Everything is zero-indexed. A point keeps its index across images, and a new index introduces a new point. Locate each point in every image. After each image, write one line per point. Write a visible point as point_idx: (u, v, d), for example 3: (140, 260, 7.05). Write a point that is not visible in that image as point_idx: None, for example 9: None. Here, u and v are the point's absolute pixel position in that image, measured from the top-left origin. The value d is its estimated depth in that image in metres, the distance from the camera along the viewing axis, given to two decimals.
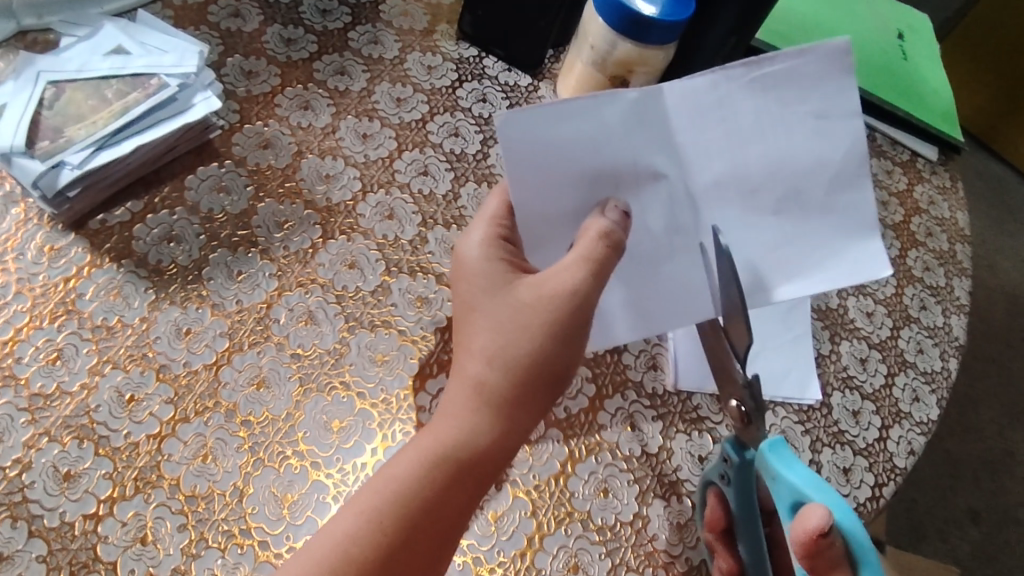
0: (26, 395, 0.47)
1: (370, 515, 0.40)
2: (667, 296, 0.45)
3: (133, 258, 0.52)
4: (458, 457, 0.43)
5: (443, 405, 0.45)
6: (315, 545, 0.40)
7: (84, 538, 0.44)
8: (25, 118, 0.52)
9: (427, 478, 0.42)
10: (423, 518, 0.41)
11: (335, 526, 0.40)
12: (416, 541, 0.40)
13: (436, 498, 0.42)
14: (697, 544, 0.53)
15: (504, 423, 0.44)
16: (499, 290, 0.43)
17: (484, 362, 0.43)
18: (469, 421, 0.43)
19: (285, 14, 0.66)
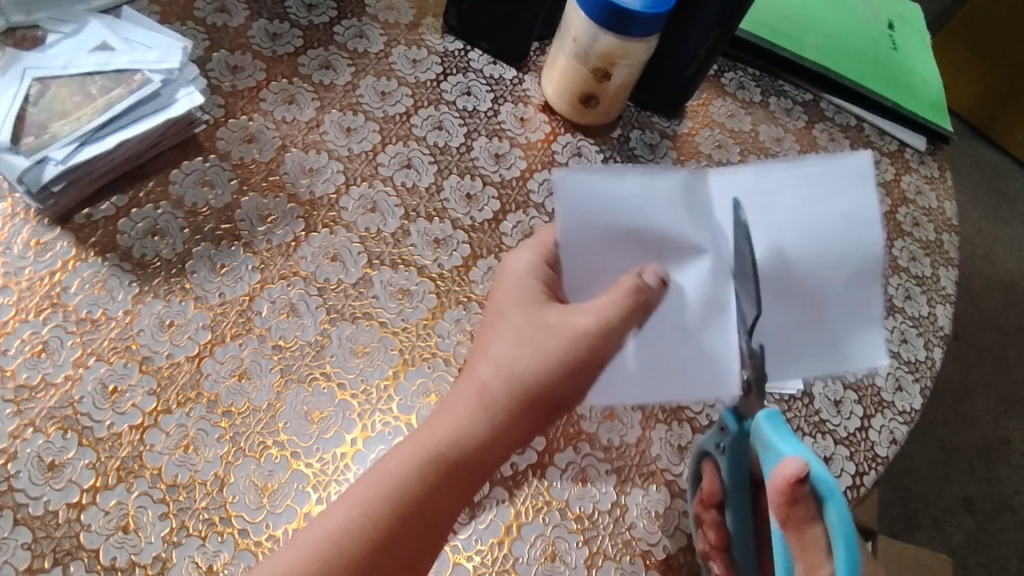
0: (12, 386, 0.48)
1: (363, 509, 0.41)
2: (688, 371, 0.43)
3: (117, 252, 0.53)
4: (454, 459, 0.43)
5: (446, 407, 0.45)
6: (307, 536, 0.41)
7: (68, 526, 0.44)
8: (11, 114, 0.53)
9: (419, 476, 0.42)
10: (414, 515, 0.42)
11: (326, 518, 0.41)
12: (403, 536, 0.41)
13: (429, 497, 0.42)
14: (675, 533, 0.54)
15: (504, 438, 0.44)
16: (528, 306, 0.45)
17: (495, 370, 0.44)
18: (466, 421, 0.44)
19: (270, 9, 0.66)
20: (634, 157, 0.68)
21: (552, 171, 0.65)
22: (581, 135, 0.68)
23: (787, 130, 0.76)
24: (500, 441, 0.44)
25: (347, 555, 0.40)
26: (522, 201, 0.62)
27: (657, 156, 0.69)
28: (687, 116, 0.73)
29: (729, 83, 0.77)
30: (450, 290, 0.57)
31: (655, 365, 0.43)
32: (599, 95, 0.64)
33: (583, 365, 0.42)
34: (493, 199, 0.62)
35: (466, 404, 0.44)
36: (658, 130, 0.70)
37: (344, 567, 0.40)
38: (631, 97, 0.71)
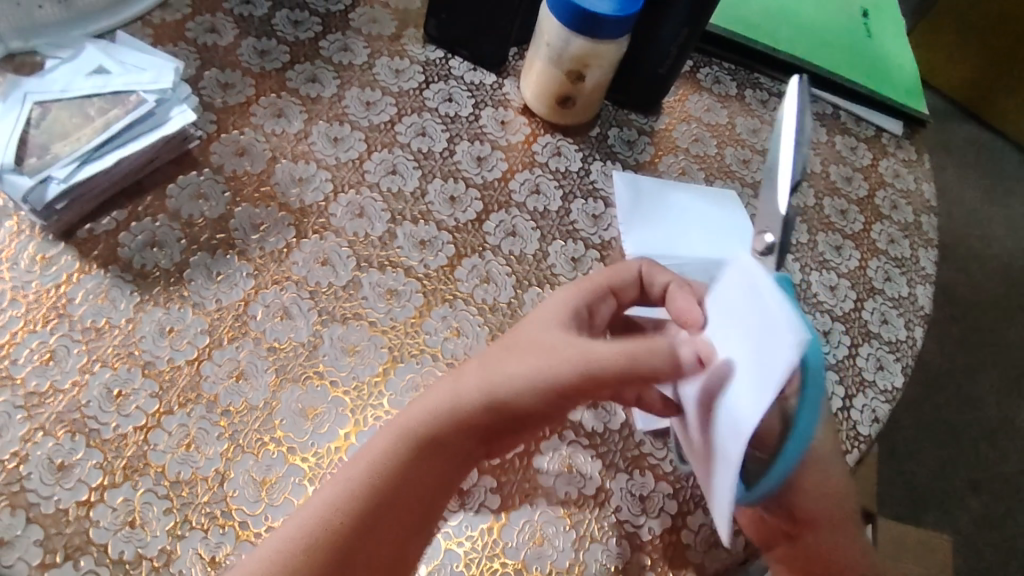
0: (22, 394, 0.50)
1: (341, 494, 0.44)
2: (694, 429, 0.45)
3: (119, 263, 0.56)
4: (427, 444, 0.45)
5: (428, 395, 0.48)
6: (291, 524, 0.44)
7: (78, 523, 0.47)
8: (14, 137, 0.56)
9: (400, 456, 0.45)
10: (387, 496, 0.44)
11: (312, 503, 0.45)
12: (377, 519, 0.43)
13: (403, 481, 0.44)
14: (659, 514, 0.56)
15: (482, 431, 0.46)
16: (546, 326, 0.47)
17: (488, 374, 0.46)
18: (449, 416, 0.45)
19: (258, 27, 0.69)
20: (613, 154, 0.70)
21: (533, 171, 0.67)
22: (561, 135, 0.70)
23: (764, 121, 0.78)
24: (471, 438, 0.46)
25: (326, 536, 0.43)
26: (504, 201, 0.65)
27: (635, 153, 0.71)
28: (665, 113, 0.75)
29: (705, 78, 0.79)
30: (436, 289, 0.59)
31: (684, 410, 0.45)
32: (576, 95, 0.67)
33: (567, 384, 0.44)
34: (476, 200, 0.64)
35: (447, 393, 0.46)
36: (636, 127, 0.73)
37: (332, 541, 0.42)
38: (608, 96, 0.73)
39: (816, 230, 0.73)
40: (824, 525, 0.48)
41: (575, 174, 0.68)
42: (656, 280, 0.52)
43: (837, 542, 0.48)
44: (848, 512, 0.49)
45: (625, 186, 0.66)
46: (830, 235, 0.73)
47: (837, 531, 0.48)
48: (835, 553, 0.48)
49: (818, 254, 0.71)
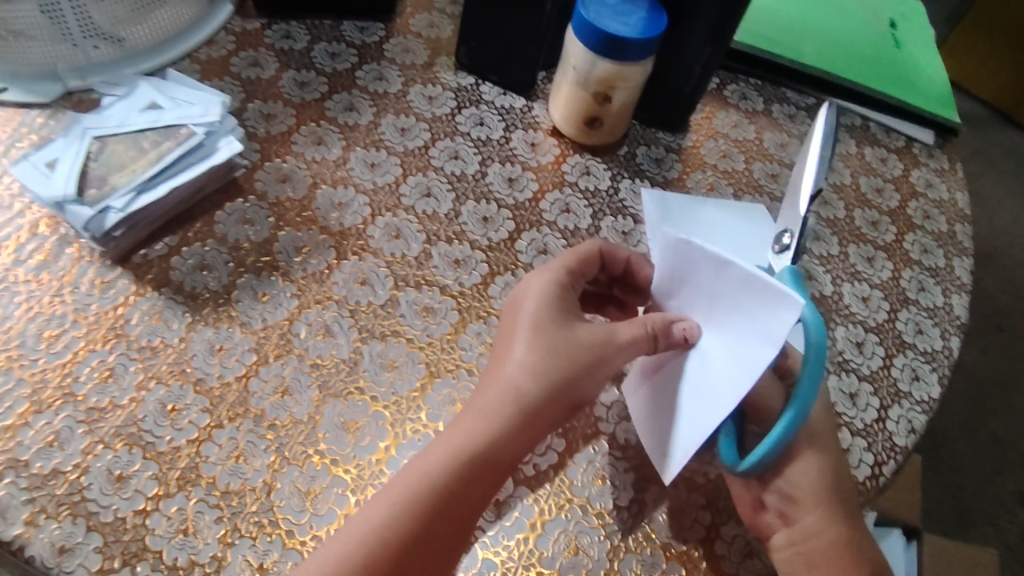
0: (83, 409, 0.53)
1: (402, 506, 0.46)
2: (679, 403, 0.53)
3: (171, 286, 0.59)
4: (488, 456, 0.48)
5: (472, 404, 0.51)
6: (347, 537, 0.45)
7: (134, 531, 0.49)
8: (75, 170, 0.60)
9: (455, 469, 0.47)
10: (452, 506, 0.46)
11: (367, 515, 0.46)
12: (442, 530, 0.46)
13: (464, 492, 0.47)
14: (692, 525, 0.56)
15: (532, 435, 0.50)
16: (558, 320, 0.52)
17: (528, 374, 0.50)
18: (499, 423, 0.49)
19: (298, 60, 0.73)
20: (641, 172, 0.72)
21: (563, 191, 0.69)
22: (589, 155, 0.72)
23: (791, 135, 0.79)
24: (520, 440, 0.49)
25: (392, 548, 0.44)
26: (535, 220, 0.67)
27: (663, 170, 0.73)
28: (692, 130, 0.76)
29: (731, 95, 0.81)
30: (471, 306, 0.62)
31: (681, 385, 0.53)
32: (603, 116, 0.69)
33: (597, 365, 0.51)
34: (508, 220, 0.67)
35: (501, 404, 0.49)
36: (663, 144, 0.74)
37: (389, 554, 0.44)
38: (635, 115, 0.75)
39: (846, 241, 0.73)
40: (816, 506, 0.54)
41: (604, 193, 0.70)
42: (615, 255, 0.59)
43: (828, 533, 0.53)
44: (839, 503, 0.55)
45: (654, 203, 0.67)
46: (861, 246, 0.73)
47: (827, 514, 0.54)
48: (824, 539, 0.53)
49: (849, 265, 0.72)
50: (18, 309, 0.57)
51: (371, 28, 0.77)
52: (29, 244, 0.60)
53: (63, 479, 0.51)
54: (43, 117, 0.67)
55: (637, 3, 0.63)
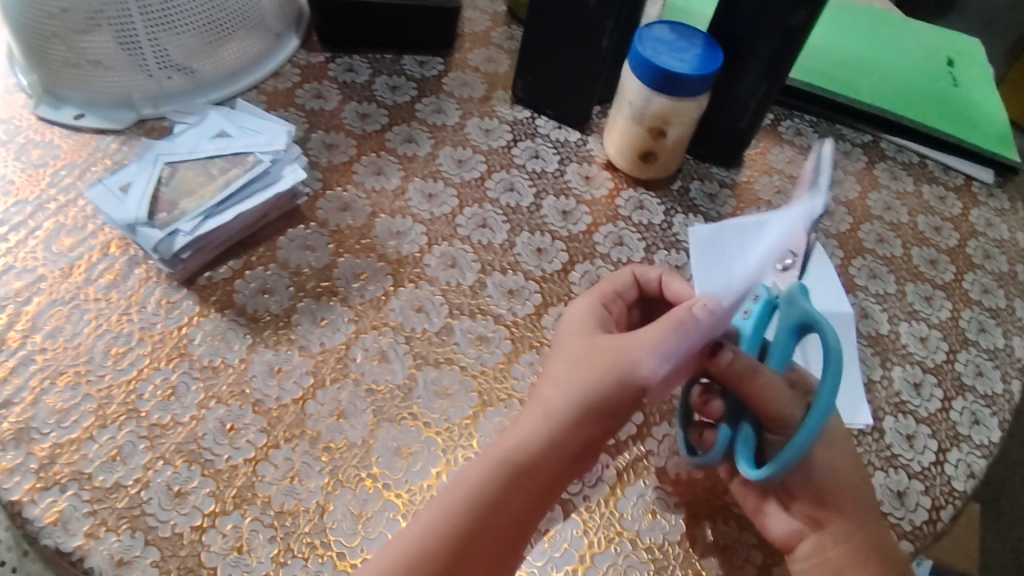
0: (146, 425, 0.55)
1: (444, 513, 0.48)
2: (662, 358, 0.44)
3: (234, 308, 0.61)
4: (524, 465, 0.49)
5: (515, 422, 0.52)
6: (394, 545, 0.47)
7: (191, 546, 0.50)
8: (147, 195, 0.63)
9: (492, 477, 0.48)
10: (490, 515, 0.47)
11: (412, 524, 0.48)
12: (485, 541, 0.47)
13: (503, 502, 0.48)
14: (744, 565, 0.55)
15: (572, 443, 0.50)
16: (586, 336, 0.54)
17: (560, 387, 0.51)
18: (535, 433, 0.50)
19: (360, 92, 0.75)
20: (695, 207, 0.72)
21: (616, 224, 0.70)
22: (643, 188, 0.73)
23: (848, 173, 0.80)
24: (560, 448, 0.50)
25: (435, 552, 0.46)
26: (588, 253, 0.67)
27: (717, 206, 0.73)
28: (746, 165, 0.77)
29: (786, 131, 0.81)
30: (524, 336, 0.62)
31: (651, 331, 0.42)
32: (657, 150, 0.69)
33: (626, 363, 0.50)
34: (562, 251, 0.67)
35: (536, 416, 0.51)
36: (717, 179, 0.75)
37: (428, 559, 0.46)
38: (689, 150, 0.76)
39: (904, 280, 0.72)
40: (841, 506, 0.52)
41: (657, 227, 0.70)
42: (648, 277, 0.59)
43: (860, 530, 0.52)
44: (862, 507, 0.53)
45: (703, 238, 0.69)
46: (919, 285, 0.72)
47: (860, 511, 0.52)
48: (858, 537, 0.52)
49: (907, 304, 0.71)
50: (88, 326, 0.59)
51: (430, 62, 0.79)
52: (100, 264, 0.62)
53: (124, 492, 0.52)
54: (117, 142, 0.70)
55: (694, 40, 0.64)
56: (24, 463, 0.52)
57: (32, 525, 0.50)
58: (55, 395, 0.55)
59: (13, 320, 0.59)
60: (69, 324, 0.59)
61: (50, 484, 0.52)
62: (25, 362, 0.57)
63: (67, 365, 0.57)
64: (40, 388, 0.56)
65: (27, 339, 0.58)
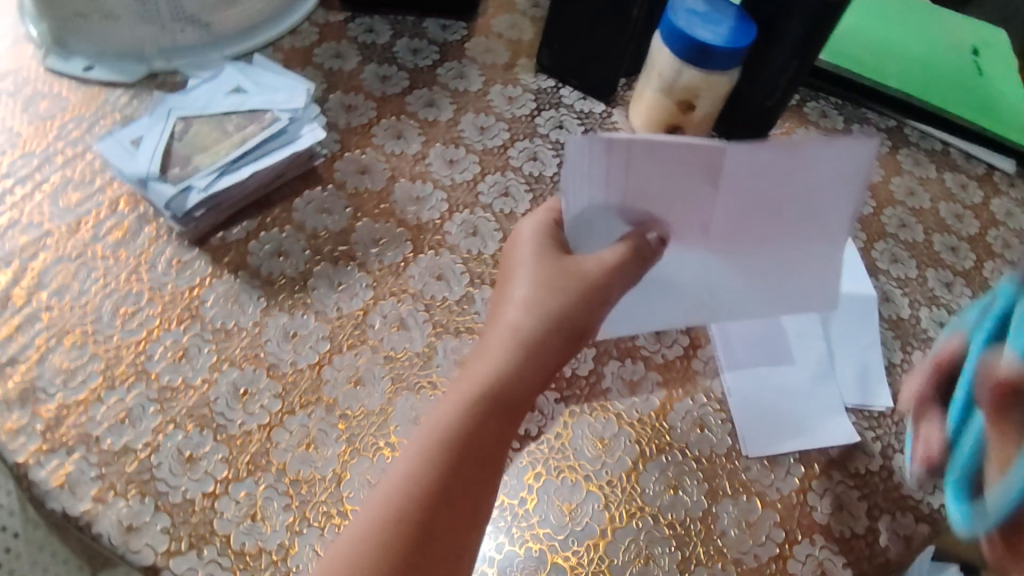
0: (156, 388, 0.53)
1: (424, 455, 0.45)
2: (684, 290, 0.55)
3: (248, 270, 0.59)
4: (497, 391, 0.48)
5: (473, 370, 0.50)
6: (375, 500, 0.45)
7: (203, 513, 0.49)
8: (159, 148, 0.61)
9: (465, 412, 0.47)
10: (487, 440, 0.47)
11: (392, 474, 0.45)
12: (460, 467, 0.45)
13: (488, 431, 0.47)
14: (766, 542, 0.54)
15: (542, 368, 0.50)
16: (548, 258, 0.52)
17: (523, 311, 0.51)
18: (503, 359, 0.49)
19: (380, 54, 0.73)
20: None
21: None
22: None
23: (873, 155, 0.78)
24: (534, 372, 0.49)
25: (424, 495, 0.44)
26: None
27: None
28: None
29: (812, 112, 0.80)
30: None
31: (586, 210, 0.49)
32: (684, 125, 0.67)
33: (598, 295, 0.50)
34: None
35: (500, 342, 0.50)
36: None
37: (412, 505, 0.44)
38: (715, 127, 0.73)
39: (925, 265, 0.71)
40: None
41: None
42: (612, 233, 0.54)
43: None
44: None
45: None
46: (939, 271, 0.71)
47: None
48: None
49: (928, 290, 0.69)
50: (95, 284, 0.57)
51: (453, 26, 0.76)
52: (108, 220, 0.60)
53: (134, 457, 0.50)
54: (127, 96, 0.67)
55: (727, 10, 0.61)
56: (29, 423, 0.50)
57: (40, 488, 0.49)
58: (62, 354, 0.53)
59: (17, 277, 0.56)
60: (75, 283, 0.57)
61: (57, 446, 0.50)
62: (31, 319, 0.55)
63: (73, 324, 0.55)
64: (45, 347, 0.54)
65: (32, 296, 0.56)
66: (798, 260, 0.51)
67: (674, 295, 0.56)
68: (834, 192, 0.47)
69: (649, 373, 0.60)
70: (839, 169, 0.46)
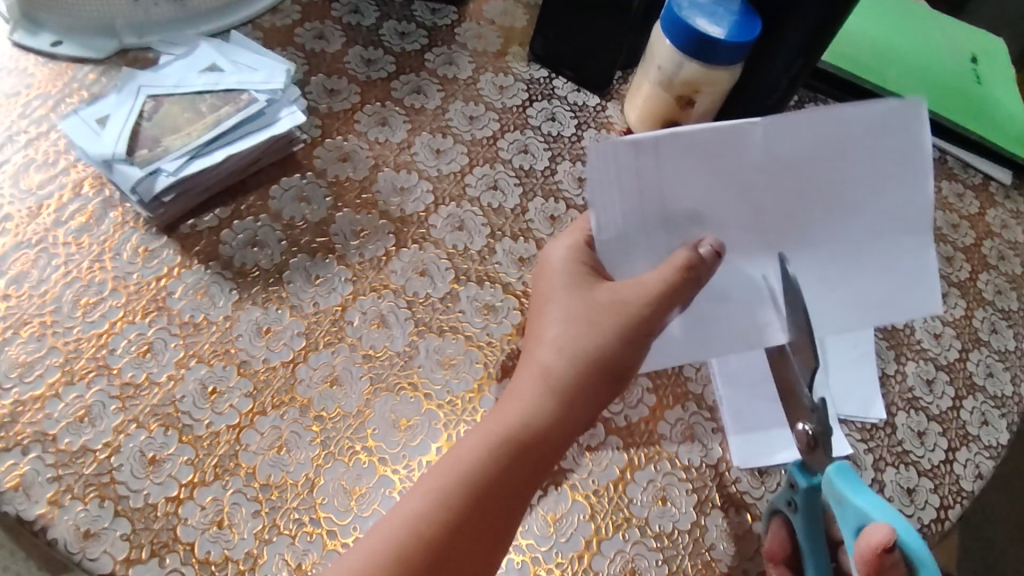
0: (118, 384, 0.50)
1: (437, 495, 0.43)
2: (734, 314, 0.48)
3: (219, 260, 0.56)
4: (525, 440, 0.45)
5: (498, 413, 0.47)
6: (381, 529, 0.42)
7: (166, 519, 0.46)
8: (127, 128, 0.57)
9: (490, 457, 0.44)
10: (508, 492, 0.44)
11: (400, 509, 0.43)
12: (476, 522, 0.42)
13: (513, 481, 0.44)
14: (754, 557, 0.52)
15: (578, 417, 0.46)
16: (577, 287, 0.47)
17: (557, 352, 0.47)
18: (532, 403, 0.46)
19: (366, 36, 0.70)
20: None
21: None
22: None
23: None
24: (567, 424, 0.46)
25: (439, 537, 0.41)
26: None
27: None
28: None
29: None
30: None
31: (626, 222, 0.44)
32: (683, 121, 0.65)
33: (638, 335, 0.45)
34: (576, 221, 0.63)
35: (532, 384, 0.47)
36: None
37: (422, 550, 0.41)
38: None
39: None
40: None
41: None
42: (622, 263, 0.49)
43: None
44: None
45: None
46: None
47: None
48: None
49: None
50: (55, 273, 0.53)
51: (443, 10, 0.73)
52: (71, 204, 0.56)
53: (92, 458, 0.47)
54: (95, 73, 0.63)
55: (731, 4, 0.59)
56: None
57: None
58: (18, 347, 0.50)
59: None
60: (34, 271, 0.53)
61: (10, 446, 0.47)
62: None
63: (31, 315, 0.52)
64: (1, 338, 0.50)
65: None
66: (880, 252, 0.48)
67: (726, 323, 0.48)
68: (901, 171, 0.47)
69: (640, 377, 0.57)
70: (898, 144, 0.46)
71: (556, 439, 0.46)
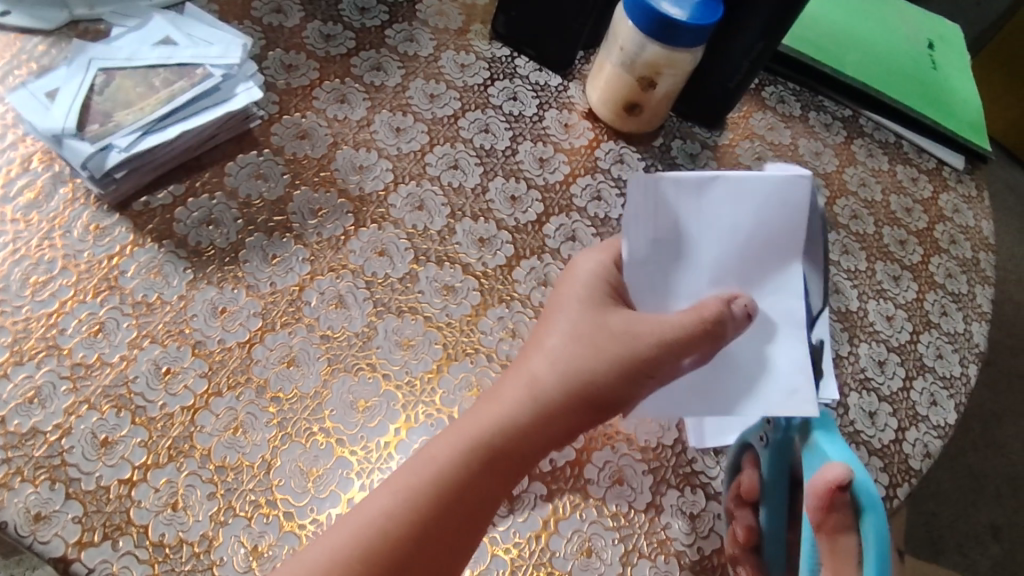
0: (68, 364, 0.49)
1: (406, 496, 0.43)
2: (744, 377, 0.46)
3: (174, 239, 0.55)
4: (500, 449, 0.45)
5: (476, 417, 0.46)
6: (348, 524, 0.42)
7: (119, 502, 0.45)
8: (77, 102, 0.55)
9: (461, 465, 0.44)
10: (480, 497, 0.44)
11: (366, 506, 0.43)
12: (443, 528, 0.42)
13: (483, 488, 0.44)
14: (709, 534, 0.53)
15: (556, 432, 0.46)
16: (590, 306, 0.46)
17: (548, 365, 0.46)
18: (511, 409, 0.45)
19: (325, 11, 0.68)
20: (676, 166, 0.69)
21: (594, 176, 0.65)
22: (624, 142, 0.68)
23: (826, 144, 0.77)
24: (545, 432, 0.45)
25: (402, 543, 0.41)
26: (565, 205, 0.63)
27: (697, 166, 0.70)
28: (728, 128, 0.74)
29: (770, 97, 0.78)
30: (494, 288, 0.58)
31: (653, 247, 0.46)
32: (644, 103, 0.65)
33: (640, 373, 0.44)
34: (537, 201, 0.63)
35: (516, 393, 0.46)
36: (699, 140, 0.72)
37: (386, 550, 0.41)
38: (673, 108, 0.72)
39: (874, 258, 0.70)
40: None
41: None
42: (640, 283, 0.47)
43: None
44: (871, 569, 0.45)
45: None
46: (888, 264, 0.71)
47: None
48: None
49: (876, 282, 0.69)
50: (3, 250, 0.52)
51: None
52: (19, 180, 0.55)
53: (42, 439, 0.46)
54: (45, 44, 0.61)
55: None
56: None
57: None
58: None
59: None
60: None
61: None
62: None
63: None
64: None
65: None
66: None
67: (730, 380, 0.46)
68: None
69: None
70: None
71: (531, 448, 0.45)
